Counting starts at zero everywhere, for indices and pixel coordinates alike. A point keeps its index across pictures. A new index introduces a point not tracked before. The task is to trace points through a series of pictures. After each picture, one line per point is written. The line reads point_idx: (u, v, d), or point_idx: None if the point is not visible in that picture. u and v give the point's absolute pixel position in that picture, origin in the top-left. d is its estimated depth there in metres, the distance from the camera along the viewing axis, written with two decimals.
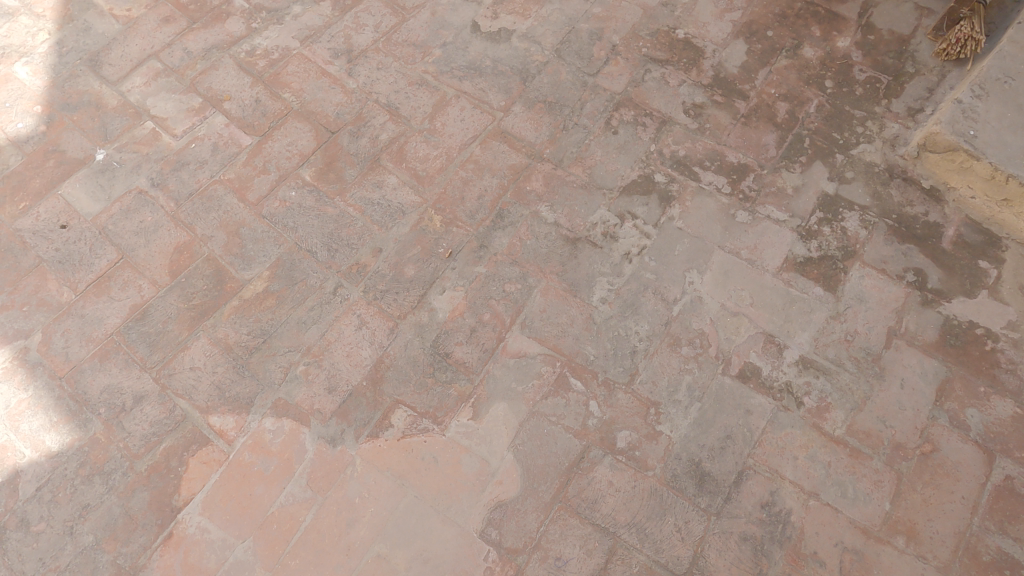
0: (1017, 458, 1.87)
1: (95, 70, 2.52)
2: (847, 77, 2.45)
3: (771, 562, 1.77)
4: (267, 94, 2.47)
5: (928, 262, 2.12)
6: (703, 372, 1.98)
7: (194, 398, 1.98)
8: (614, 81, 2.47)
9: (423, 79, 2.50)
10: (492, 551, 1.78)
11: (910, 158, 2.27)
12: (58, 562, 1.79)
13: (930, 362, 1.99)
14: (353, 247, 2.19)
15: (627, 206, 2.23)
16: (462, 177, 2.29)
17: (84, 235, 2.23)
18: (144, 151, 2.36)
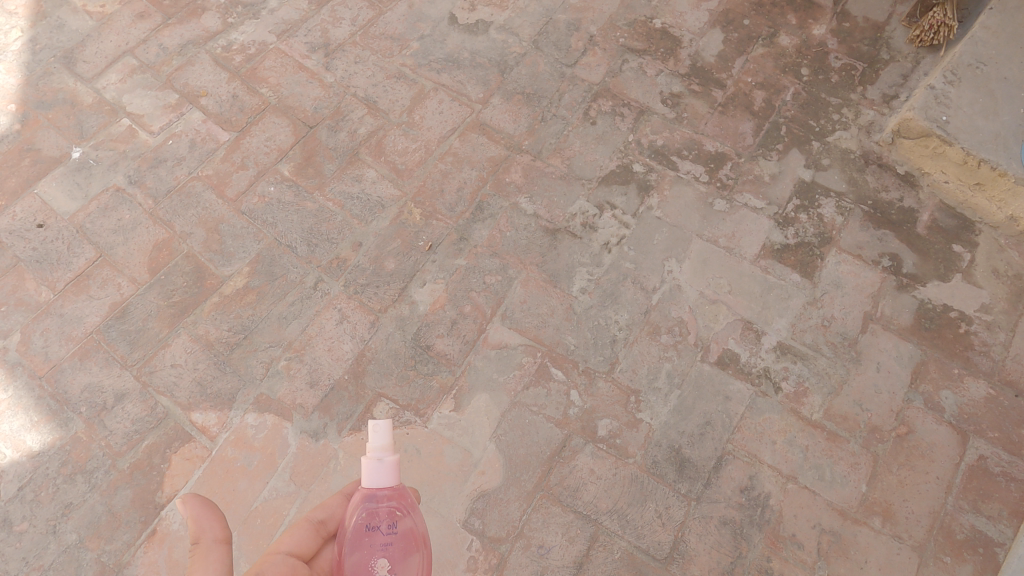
0: (990, 437, 1.90)
1: (69, 67, 2.50)
2: (823, 64, 2.47)
3: (751, 545, 1.79)
4: (245, 89, 2.46)
5: (903, 247, 2.14)
6: (682, 360, 2.00)
7: (176, 395, 1.98)
8: (592, 71, 2.48)
9: (401, 72, 2.50)
10: (475, 541, 1.79)
11: (885, 144, 2.29)
12: (42, 561, 1.79)
13: (905, 345, 2.01)
14: (333, 242, 2.19)
15: (605, 196, 2.24)
16: (442, 170, 2.30)
17: (61, 234, 2.22)
18: (121, 148, 2.35)
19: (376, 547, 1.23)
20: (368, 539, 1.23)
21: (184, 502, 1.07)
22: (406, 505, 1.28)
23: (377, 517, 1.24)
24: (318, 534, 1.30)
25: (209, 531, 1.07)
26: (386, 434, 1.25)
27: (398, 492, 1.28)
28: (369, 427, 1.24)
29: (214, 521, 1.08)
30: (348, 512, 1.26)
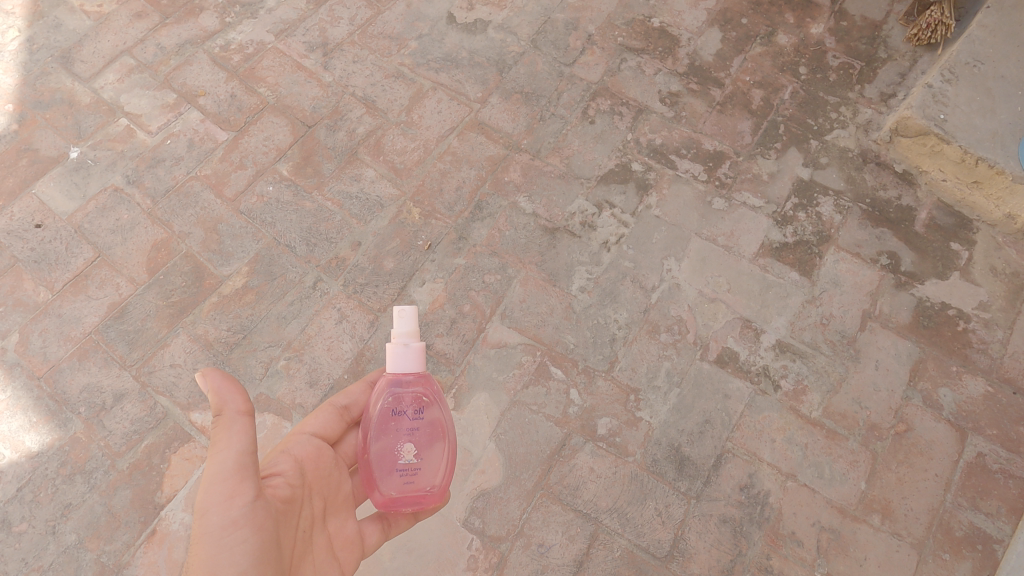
0: (989, 435, 1.91)
1: (67, 67, 2.50)
2: (821, 63, 2.47)
3: (750, 543, 1.79)
4: (243, 89, 2.45)
5: (901, 245, 2.15)
6: (681, 358, 2.01)
7: (175, 395, 1.98)
8: (590, 70, 2.48)
9: (399, 72, 2.50)
10: (475, 540, 1.79)
11: (883, 143, 2.29)
12: (41, 561, 1.79)
13: (904, 343, 2.02)
14: (332, 242, 2.19)
15: (604, 195, 2.24)
16: (441, 169, 2.29)
17: (59, 235, 2.21)
18: (119, 148, 2.34)
19: (402, 431, 1.37)
20: (394, 424, 1.36)
21: (207, 376, 1.18)
22: (431, 393, 1.40)
23: (403, 403, 1.37)
24: (343, 418, 1.52)
25: (231, 403, 1.19)
26: (411, 320, 1.35)
27: (423, 379, 1.40)
28: (395, 313, 1.35)
29: (236, 395, 1.20)
30: (376, 397, 1.38)
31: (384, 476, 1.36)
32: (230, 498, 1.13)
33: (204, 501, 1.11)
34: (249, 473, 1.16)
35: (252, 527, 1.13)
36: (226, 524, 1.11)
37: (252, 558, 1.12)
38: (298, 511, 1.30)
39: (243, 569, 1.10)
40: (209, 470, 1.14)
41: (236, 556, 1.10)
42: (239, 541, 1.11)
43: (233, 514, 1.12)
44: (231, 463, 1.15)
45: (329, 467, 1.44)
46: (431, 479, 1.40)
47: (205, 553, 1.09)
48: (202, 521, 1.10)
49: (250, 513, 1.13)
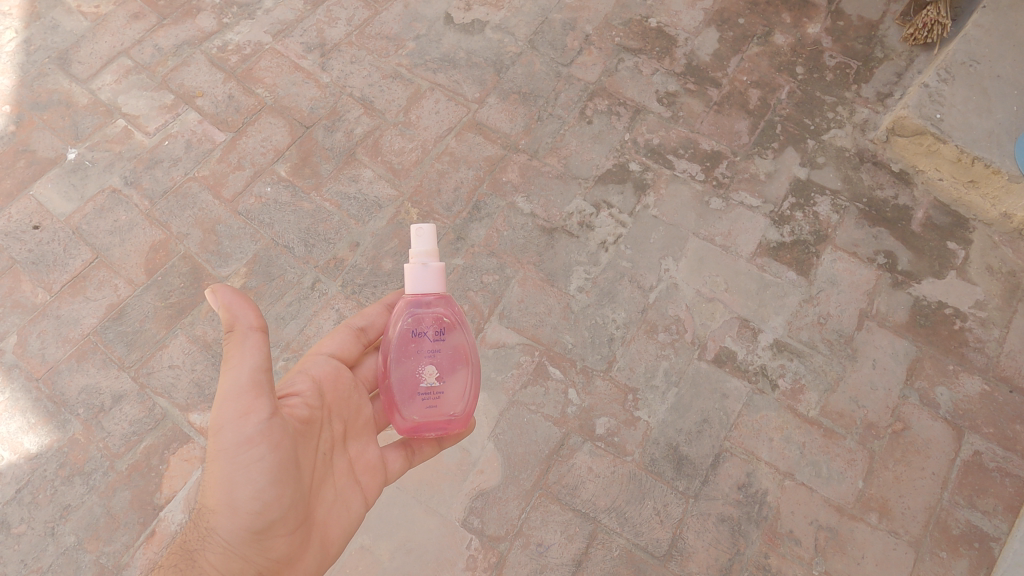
0: (985, 433, 1.91)
1: (64, 68, 2.50)
2: (818, 63, 2.48)
3: (748, 542, 1.80)
4: (240, 90, 2.45)
5: (898, 244, 2.16)
6: (679, 358, 2.01)
7: (174, 396, 1.98)
8: (588, 71, 2.49)
9: (397, 72, 2.50)
10: (474, 539, 1.80)
11: (880, 142, 2.30)
12: (40, 563, 1.79)
13: (901, 342, 2.03)
14: (330, 242, 2.19)
15: (602, 195, 2.24)
16: (439, 170, 2.30)
17: (57, 236, 2.21)
18: (116, 149, 2.34)
19: (423, 353, 1.36)
20: (415, 346, 1.36)
21: (217, 293, 1.19)
22: (452, 316, 1.39)
23: (423, 324, 1.36)
24: (359, 339, 1.56)
25: (243, 319, 1.20)
26: (430, 239, 1.34)
27: (443, 300, 1.39)
28: (413, 232, 1.34)
29: (247, 311, 1.20)
30: (396, 319, 1.38)
31: (406, 399, 1.36)
32: (244, 415, 1.15)
33: (219, 417, 1.15)
34: (264, 390, 1.18)
35: (269, 445, 1.16)
36: (241, 440, 1.14)
37: (269, 475, 1.16)
38: (318, 433, 1.34)
39: (260, 486, 1.15)
40: (224, 386, 1.17)
41: (253, 473, 1.15)
42: (255, 458, 1.15)
43: (248, 431, 1.15)
44: (245, 378, 1.17)
45: (348, 390, 1.47)
46: (454, 405, 1.39)
47: (224, 468, 1.14)
48: (217, 438, 1.14)
49: (265, 431, 1.16)
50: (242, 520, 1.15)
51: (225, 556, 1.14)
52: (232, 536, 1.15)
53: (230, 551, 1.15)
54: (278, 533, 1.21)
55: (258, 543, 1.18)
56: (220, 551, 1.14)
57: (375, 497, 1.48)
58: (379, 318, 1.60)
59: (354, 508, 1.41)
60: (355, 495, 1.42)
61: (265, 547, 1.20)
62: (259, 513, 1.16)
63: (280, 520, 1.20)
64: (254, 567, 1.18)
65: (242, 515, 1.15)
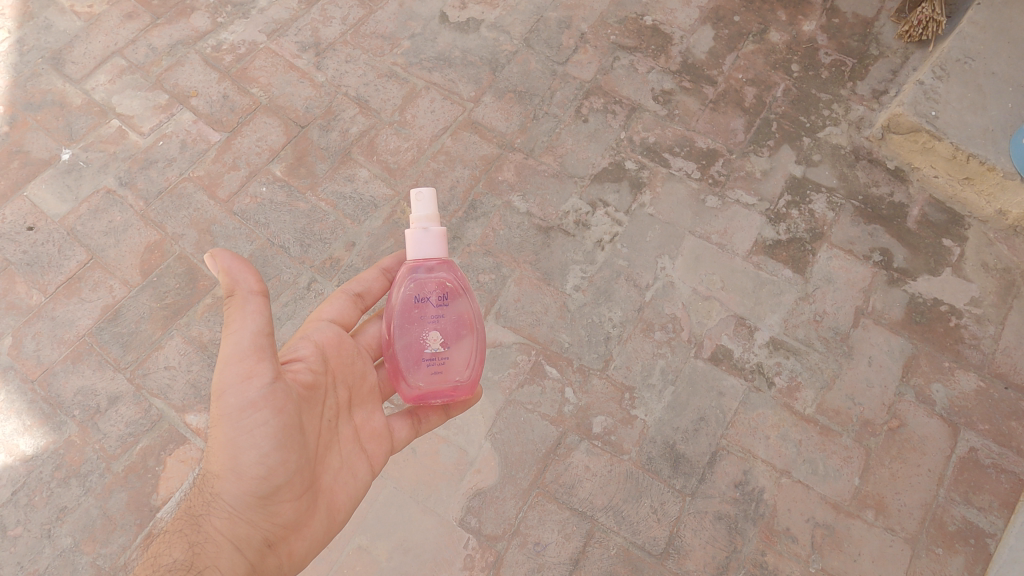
0: (980, 430, 1.92)
1: (58, 68, 2.48)
2: (813, 60, 2.48)
3: (745, 540, 1.81)
4: (235, 90, 2.45)
5: (894, 241, 2.16)
6: (675, 356, 2.01)
7: (170, 397, 1.98)
8: (583, 69, 2.48)
9: (392, 71, 2.49)
10: (472, 539, 1.80)
11: (875, 140, 2.30)
12: (37, 565, 1.79)
13: (897, 339, 2.03)
14: (326, 242, 2.18)
15: (598, 193, 2.24)
16: (435, 169, 2.29)
17: (51, 237, 2.20)
18: (111, 149, 2.34)
19: (426, 320, 1.36)
20: (419, 312, 1.36)
21: (215, 257, 1.18)
22: (455, 282, 1.39)
23: (426, 290, 1.36)
24: (357, 305, 1.57)
25: (243, 283, 1.20)
26: (430, 204, 1.34)
27: (446, 266, 1.39)
28: (413, 197, 1.34)
29: (247, 275, 1.20)
30: (399, 286, 1.37)
31: (411, 364, 1.36)
32: (247, 380, 1.17)
33: (223, 381, 1.16)
34: (266, 354, 1.19)
35: (271, 409, 1.18)
36: (244, 406, 1.16)
37: (274, 440, 1.18)
38: (322, 399, 1.34)
39: (265, 451, 1.18)
40: (226, 350, 1.18)
41: (257, 438, 1.17)
42: (259, 423, 1.17)
43: (251, 396, 1.17)
44: (247, 343, 1.18)
45: (351, 356, 1.46)
46: (460, 372, 1.39)
47: (228, 432, 1.17)
48: (221, 402, 1.17)
49: (269, 396, 1.18)
50: (247, 485, 1.18)
51: (231, 520, 1.17)
52: (237, 501, 1.18)
53: (236, 515, 1.18)
54: (284, 498, 1.23)
55: (263, 508, 1.21)
56: (226, 515, 1.17)
57: (381, 464, 1.48)
58: (375, 283, 1.60)
59: (360, 476, 1.41)
60: (361, 462, 1.42)
61: (271, 512, 1.22)
62: (264, 478, 1.19)
63: (285, 485, 1.22)
64: (261, 532, 1.21)
65: (247, 480, 1.18)
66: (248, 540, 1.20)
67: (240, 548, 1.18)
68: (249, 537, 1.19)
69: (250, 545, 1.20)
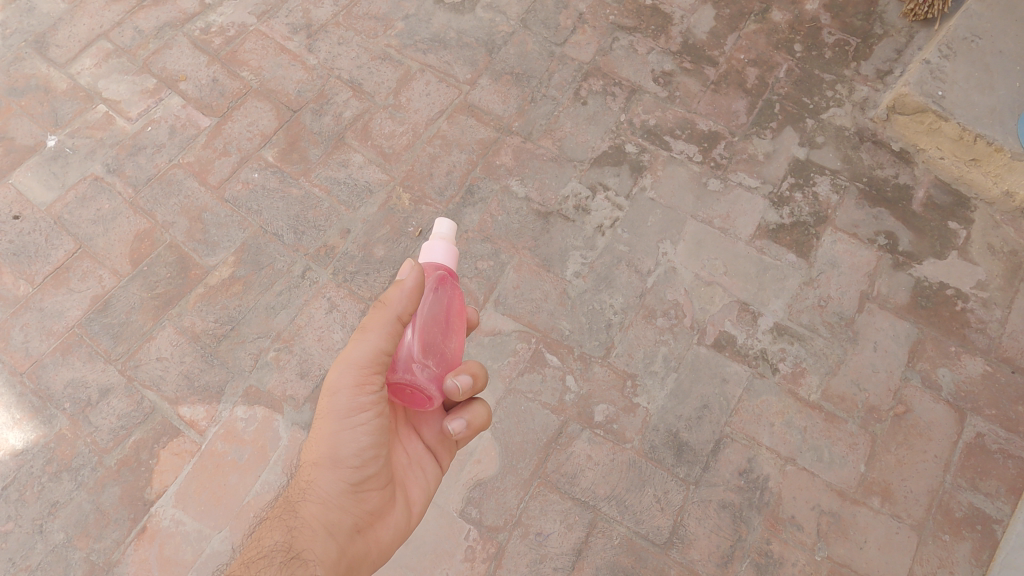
0: (987, 415, 1.90)
1: (42, 52, 2.42)
2: (816, 40, 2.43)
3: (750, 529, 1.78)
4: (225, 73, 2.38)
5: (899, 225, 2.12)
6: (678, 343, 1.98)
7: (162, 389, 1.93)
8: (582, 50, 2.43)
9: (386, 53, 2.43)
10: (472, 530, 1.77)
11: (880, 121, 2.26)
12: (29, 561, 1.75)
13: (902, 324, 2.00)
14: (321, 229, 2.13)
15: (598, 177, 2.20)
16: (430, 154, 2.24)
17: (38, 226, 2.15)
18: (98, 136, 2.27)
19: None
20: None
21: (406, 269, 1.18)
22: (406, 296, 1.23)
23: None
24: None
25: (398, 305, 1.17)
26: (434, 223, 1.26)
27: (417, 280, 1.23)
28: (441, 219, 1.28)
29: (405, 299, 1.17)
30: None
31: None
32: (358, 385, 1.18)
33: (335, 382, 1.18)
34: (383, 370, 1.18)
35: (375, 410, 1.20)
36: (352, 405, 1.19)
37: (374, 435, 1.21)
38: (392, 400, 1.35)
39: (362, 444, 1.21)
40: (346, 356, 1.18)
41: (358, 432, 1.20)
42: (362, 421, 1.20)
43: (361, 399, 1.19)
44: (364, 356, 1.17)
45: None
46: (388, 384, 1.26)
47: (332, 427, 1.19)
48: (331, 400, 1.18)
49: (377, 399, 1.20)
50: (343, 474, 1.20)
51: (325, 506, 1.17)
52: (333, 488, 1.18)
53: (330, 501, 1.18)
54: (372, 487, 1.24)
55: (354, 496, 1.22)
56: (320, 500, 1.17)
57: (448, 459, 1.49)
58: None
59: (429, 471, 1.42)
60: (428, 458, 1.42)
61: (359, 499, 1.22)
62: (359, 467, 1.21)
63: (374, 474, 1.24)
64: (352, 520, 1.21)
65: (344, 469, 1.20)
66: (343, 526, 1.18)
67: (336, 535, 1.17)
68: (342, 522, 1.19)
69: (344, 532, 1.18)
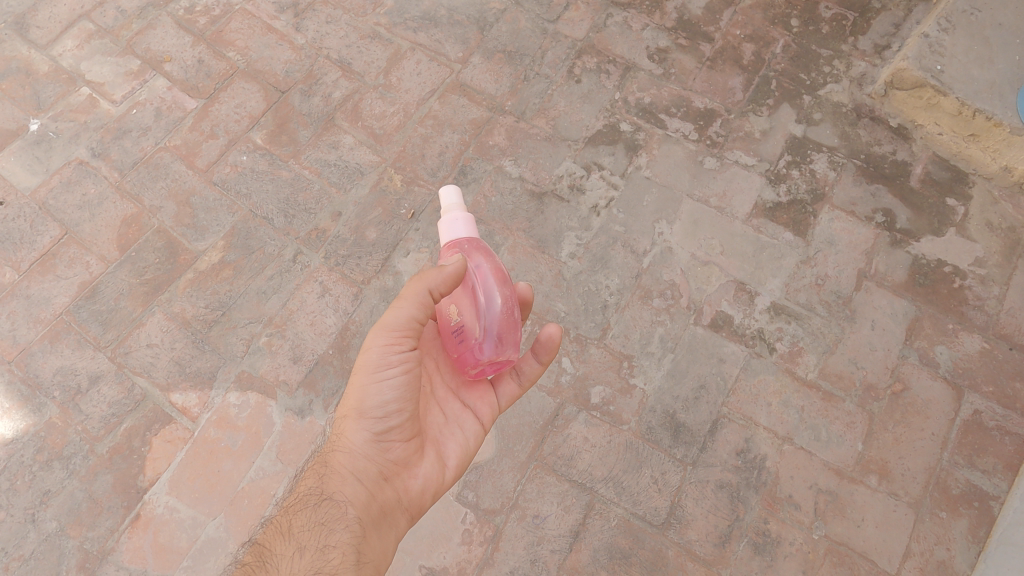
0: (985, 392, 1.89)
1: (22, 34, 2.36)
2: (813, 15, 2.39)
3: (747, 509, 1.77)
4: (211, 54, 2.33)
5: (897, 201, 2.10)
6: (674, 324, 1.96)
7: (153, 375, 1.91)
8: (575, 27, 2.38)
9: (375, 32, 2.38)
10: (469, 513, 1.76)
11: (878, 97, 2.23)
12: (22, 550, 1.74)
13: (900, 302, 1.99)
14: (311, 212, 2.10)
15: (593, 157, 2.16)
16: (422, 134, 2.20)
17: (23, 212, 2.11)
18: (82, 119, 2.23)
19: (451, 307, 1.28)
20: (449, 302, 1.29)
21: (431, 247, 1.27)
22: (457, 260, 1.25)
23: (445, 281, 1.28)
24: None
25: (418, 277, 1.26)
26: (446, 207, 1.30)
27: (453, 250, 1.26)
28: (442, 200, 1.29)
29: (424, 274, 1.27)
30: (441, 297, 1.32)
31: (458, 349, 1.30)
32: (390, 341, 1.24)
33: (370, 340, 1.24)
34: (411, 335, 1.25)
35: (399, 366, 1.24)
36: (381, 362, 1.23)
37: (399, 389, 1.24)
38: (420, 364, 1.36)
39: (387, 397, 1.23)
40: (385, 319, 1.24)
41: (384, 387, 1.23)
42: (388, 377, 1.23)
43: (389, 355, 1.24)
44: (404, 319, 1.23)
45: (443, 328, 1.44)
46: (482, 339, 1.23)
47: (360, 381, 1.24)
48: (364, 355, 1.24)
49: (402, 355, 1.24)
50: (370, 425, 1.23)
51: (352, 454, 1.23)
52: (359, 438, 1.23)
53: (357, 449, 1.23)
54: (395, 437, 1.26)
55: (377, 444, 1.25)
56: (348, 450, 1.23)
57: (490, 420, 1.45)
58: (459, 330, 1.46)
59: (468, 430, 1.40)
60: (465, 417, 1.41)
61: (384, 448, 1.25)
62: (382, 419, 1.24)
63: (397, 426, 1.25)
64: (377, 469, 1.24)
65: (372, 421, 1.23)
66: (366, 473, 1.23)
67: (359, 479, 1.21)
68: (367, 469, 1.23)
69: (368, 478, 1.22)
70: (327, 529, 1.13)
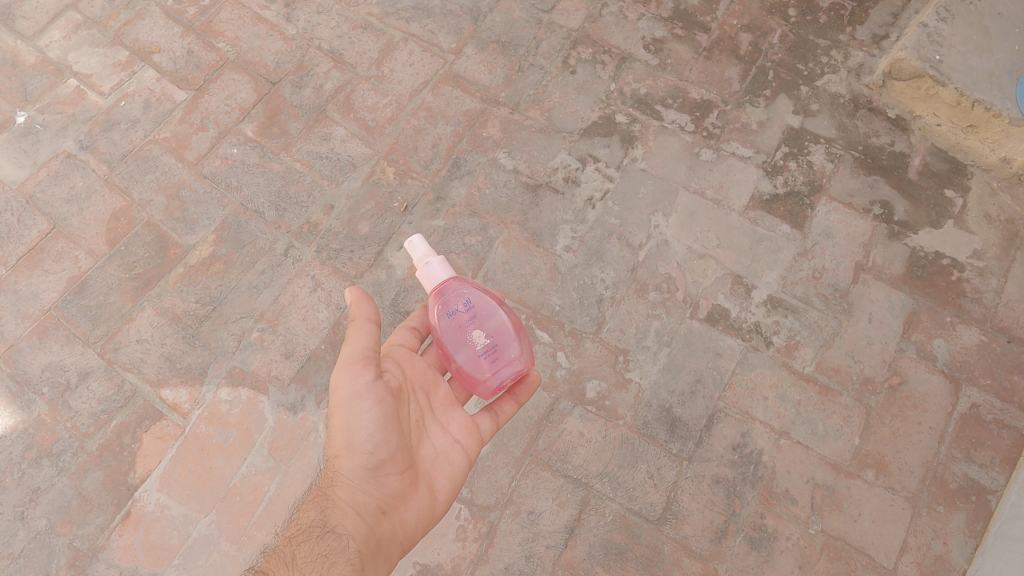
0: (982, 385, 1.88)
1: (8, 24, 2.32)
2: (811, 4, 2.36)
3: (744, 503, 1.76)
4: (200, 44, 2.30)
5: (895, 193, 2.08)
6: (670, 318, 1.94)
7: (143, 371, 1.88)
8: (570, 17, 2.35)
9: (367, 22, 2.35)
10: (464, 509, 1.74)
11: (876, 88, 2.20)
12: (11, 548, 1.72)
13: (897, 295, 1.97)
14: (303, 206, 2.07)
15: (588, 149, 2.14)
16: (415, 126, 2.17)
17: (10, 206, 2.08)
18: (69, 111, 2.19)
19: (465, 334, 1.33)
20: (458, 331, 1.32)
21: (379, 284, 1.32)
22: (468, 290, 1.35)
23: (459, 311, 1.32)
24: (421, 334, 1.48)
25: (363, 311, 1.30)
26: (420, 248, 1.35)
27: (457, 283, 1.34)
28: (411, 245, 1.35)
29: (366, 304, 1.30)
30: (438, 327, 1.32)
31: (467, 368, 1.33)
32: (357, 374, 1.25)
33: (336, 377, 1.25)
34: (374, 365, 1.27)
35: (374, 399, 1.24)
36: (354, 396, 1.24)
37: (380, 420, 1.24)
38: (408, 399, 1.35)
39: (370, 431, 1.23)
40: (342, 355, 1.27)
41: (364, 419, 1.23)
42: (366, 410, 1.23)
43: (359, 387, 1.24)
44: (359, 352, 1.26)
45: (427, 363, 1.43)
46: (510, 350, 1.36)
47: (341, 417, 1.24)
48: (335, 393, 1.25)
49: (372, 387, 1.24)
50: (359, 459, 1.23)
51: (348, 490, 1.21)
52: (352, 475, 1.22)
53: (353, 485, 1.21)
54: (389, 471, 1.25)
55: (371, 479, 1.23)
56: (344, 485, 1.21)
57: (478, 450, 1.44)
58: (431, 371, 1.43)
59: (458, 462, 1.39)
60: (455, 451, 1.39)
61: (380, 483, 1.24)
62: (371, 453, 1.24)
63: (388, 459, 1.25)
64: (375, 503, 1.23)
65: (359, 455, 1.23)
66: (364, 507, 1.21)
67: (357, 513, 1.19)
68: (366, 504, 1.21)
69: (366, 511, 1.20)
70: (331, 562, 1.07)
